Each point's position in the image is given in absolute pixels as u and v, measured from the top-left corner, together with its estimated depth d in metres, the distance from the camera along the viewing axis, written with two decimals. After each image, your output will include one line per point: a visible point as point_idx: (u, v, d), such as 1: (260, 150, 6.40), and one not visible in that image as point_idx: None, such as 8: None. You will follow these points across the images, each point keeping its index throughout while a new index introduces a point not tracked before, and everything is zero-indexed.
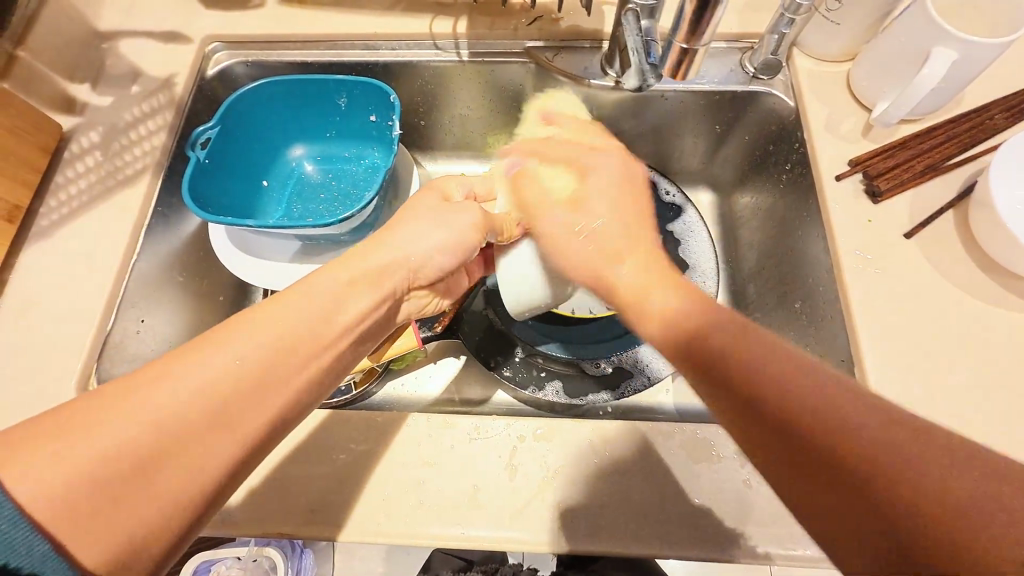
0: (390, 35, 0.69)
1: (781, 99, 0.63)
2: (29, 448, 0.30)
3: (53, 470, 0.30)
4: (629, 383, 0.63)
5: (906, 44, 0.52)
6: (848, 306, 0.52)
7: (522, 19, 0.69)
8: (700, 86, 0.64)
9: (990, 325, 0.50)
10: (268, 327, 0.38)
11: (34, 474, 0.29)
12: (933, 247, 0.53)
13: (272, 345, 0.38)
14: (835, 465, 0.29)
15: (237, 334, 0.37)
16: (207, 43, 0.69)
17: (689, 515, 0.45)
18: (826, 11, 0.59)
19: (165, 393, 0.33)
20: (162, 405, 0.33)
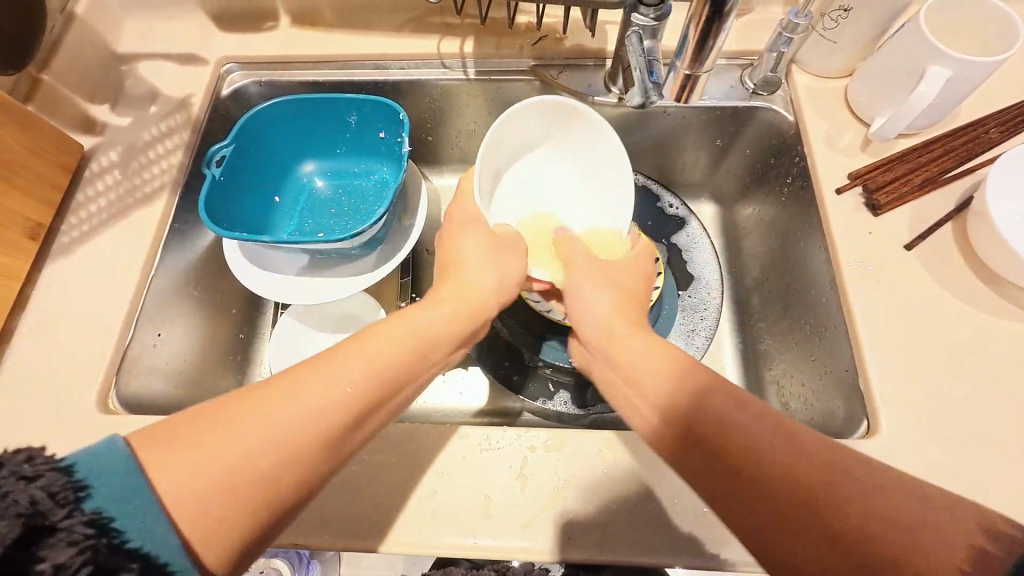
0: (399, 55, 0.71)
1: (781, 114, 0.65)
2: (167, 456, 0.32)
3: (185, 484, 0.31)
4: None
5: (903, 63, 0.53)
6: (851, 317, 0.53)
7: (527, 39, 0.71)
8: (703, 103, 0.66)
9: (991, 335, 0.51)
10: (386, 350, 0.42)
11: (168, 491, 0.30)
12: (933, 258, 0.54)
13: (382, 365, 0.41)
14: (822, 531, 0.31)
15: (359, 351, 0.40)
16: (222, 64, 0.72)
17: (699, 522, 0.46)
18: (823, 30, 0.60)
19: (260, 424, 0.34)
20: (256, 439, 0.34)
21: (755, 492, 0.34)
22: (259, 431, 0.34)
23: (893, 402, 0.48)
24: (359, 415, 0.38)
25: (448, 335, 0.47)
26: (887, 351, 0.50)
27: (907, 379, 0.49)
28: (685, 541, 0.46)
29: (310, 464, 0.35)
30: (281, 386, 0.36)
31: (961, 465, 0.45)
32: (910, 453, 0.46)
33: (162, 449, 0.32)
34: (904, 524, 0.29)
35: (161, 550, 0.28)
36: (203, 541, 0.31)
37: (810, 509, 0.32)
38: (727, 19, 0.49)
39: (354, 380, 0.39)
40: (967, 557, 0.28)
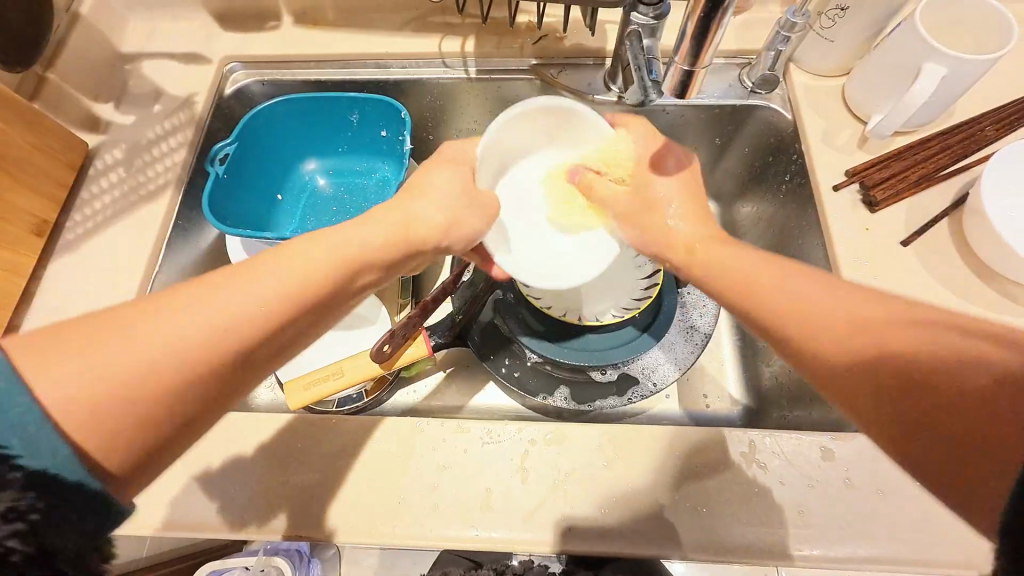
0: (401, 54, 0.72)
1: (779, 112, 0.65)
2: (41, 372, 0.30)
3: (61, 394, 0.30)
4: (636, 390, 0.65)
5: (899, 62, 0.54)
6: None
7: (528, 38, 0.71)
8: (701, 101, 0.67)
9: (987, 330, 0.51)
10: (302, 262, 0.41)
11: (45, 398, 0.30)
12: (930, 254, 0.55)
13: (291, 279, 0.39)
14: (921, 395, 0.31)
15: (271, 261, 0.40)
16: (225, 64, 0.72)
17: (699, 515, 0.47)
18: (820, 29, 0.61)
19: (166, 344, 0.33)
20: (171, 341, 0.33)
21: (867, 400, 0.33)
22: (157, 350, 0.33)
23: None
24: (286, 325, 0.39)
25: (382, 251, 0.46)
26: None
27: None
28: (685, 533, 0.46)
29: (227, 363, 0.36)
30: (176, 309, 0.35)
31: None
32: None
33: (37, 365, 0.30)
34: (955, 371, 0.30)
35: (48, 460, 0.28)
36: (111, 456, 0.32)
37: (922, 406, 0.30)
38: (726, 14, 0.49)
39: (277, 291, 0.38)
40: (989, 378, 0.29)
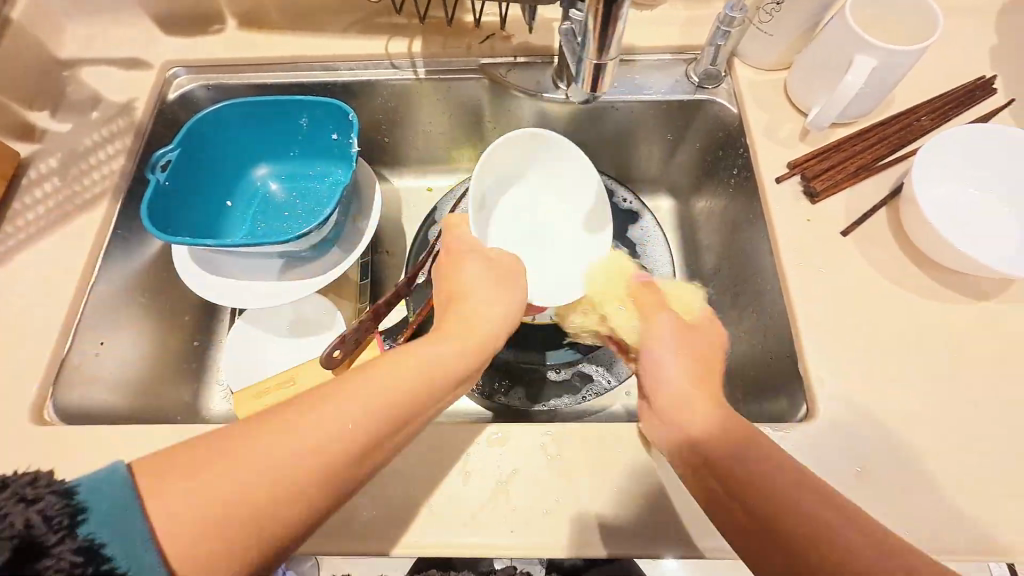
0: (348, 56, 0.71)
1: (725, 107, 0.66)
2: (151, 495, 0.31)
3: (172, 526, 0.31)
4: (590, 387, 0.65)
5: (833, 54, 0.55)
6: (790, 303, 0.53)
7: (475, 37, 0.71)
8: (649, 98, 0.67)
9: (924, 316, 0.52)
10: (390, 381, 0.40)
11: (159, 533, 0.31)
12: (869, 243, 0.55)
13: (376, 405, 0.38)
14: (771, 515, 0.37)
15: (348, 395, 0.38)
16: (168, 68, 0.71)
17: (642, 511, 0.47)
18: (759, 24, 0.61)
19: (245, 473, 0.33)
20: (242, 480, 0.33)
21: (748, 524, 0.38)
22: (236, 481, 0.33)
23: (829, 385, 0.49)
24: (355, 456, 0.37)
25: (454, 363, 0.43)
26: (823, 334, 0.52)
27: (840, 360, 0.50)
28: (627, 528, 0.46)
29: (333, 484, 0.36)
30: (239, 437, 0.34)
31: (892, 443, 0.47)
32: (844, 435, 0.47)
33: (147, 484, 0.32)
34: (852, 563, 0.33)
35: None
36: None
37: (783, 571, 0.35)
38: (623, 5, 0.49)
39: (363, 416, 0.37)
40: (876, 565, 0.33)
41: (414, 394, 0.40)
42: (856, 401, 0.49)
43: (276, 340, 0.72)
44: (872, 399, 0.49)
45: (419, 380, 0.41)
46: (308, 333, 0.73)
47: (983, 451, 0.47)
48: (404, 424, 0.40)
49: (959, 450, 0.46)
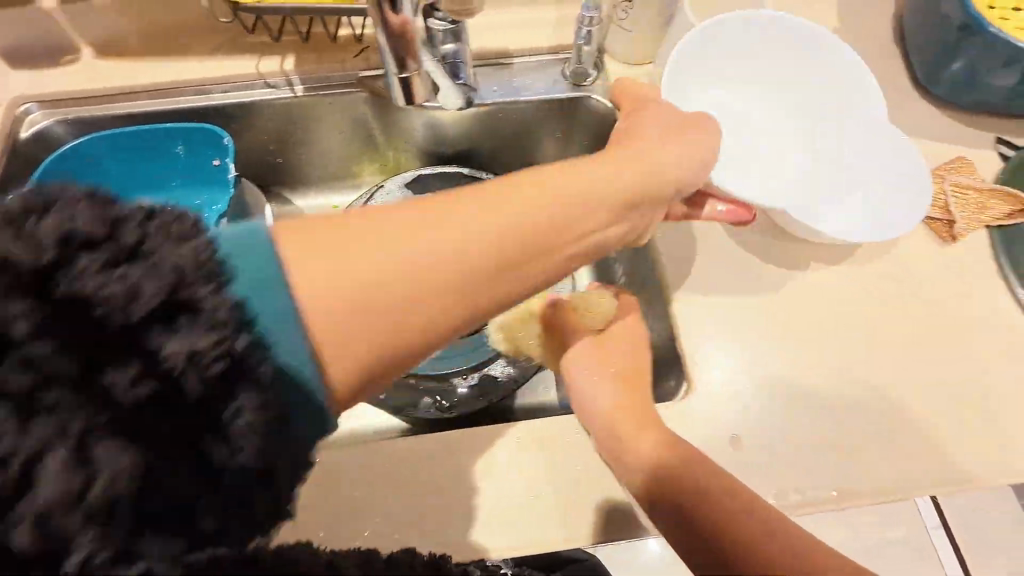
0: (219, 79, 0.69)
1: (601, 103, 0.68)
2: None
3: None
4: (498, 389, 0.66)
5: (678, 48, 0.58)
6: (666, 289, 0.56)
7: (350, 51, 0.70)
8: (528, 100, 0.69)
9: (786, 288, 0.55)
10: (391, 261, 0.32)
11: None
12: (731, 223, 0.58)
13: (368, 286, 0.32)
14: (725, 541, 0.38)
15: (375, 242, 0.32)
16: (18, 105, 0.66)
17: (529, 507, 0.49)
18: (619, 21, 0.64)
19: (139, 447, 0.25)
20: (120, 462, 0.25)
21: (693, 546, 0.39)
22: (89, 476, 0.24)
23: (701, 364, 0.52)
24: (364, 361, 0.33)
25: (479, 288, 0.35)
26: (695, 317, 0.54)
27: (712, 339, 0.53)
28: (518, 530, 0.48)
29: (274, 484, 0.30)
30: (322, 335, 0.31)
31: (758, 412, 0.50)
32: (713, 408, 0.50)
33: None
34: None
35: None
36: None
37: None
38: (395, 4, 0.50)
39: (347, 301, 0.31)
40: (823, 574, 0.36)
41: (428, 315, 0.33)
42: (725, 376, 0.51)
43: None
44: (736, 370, 0.52)
45: (441, 293, 0.33)
46: None
47: (837, 408, 0.50)
48: (513, 297, 0.37)
49: (816, 410, 0.50)
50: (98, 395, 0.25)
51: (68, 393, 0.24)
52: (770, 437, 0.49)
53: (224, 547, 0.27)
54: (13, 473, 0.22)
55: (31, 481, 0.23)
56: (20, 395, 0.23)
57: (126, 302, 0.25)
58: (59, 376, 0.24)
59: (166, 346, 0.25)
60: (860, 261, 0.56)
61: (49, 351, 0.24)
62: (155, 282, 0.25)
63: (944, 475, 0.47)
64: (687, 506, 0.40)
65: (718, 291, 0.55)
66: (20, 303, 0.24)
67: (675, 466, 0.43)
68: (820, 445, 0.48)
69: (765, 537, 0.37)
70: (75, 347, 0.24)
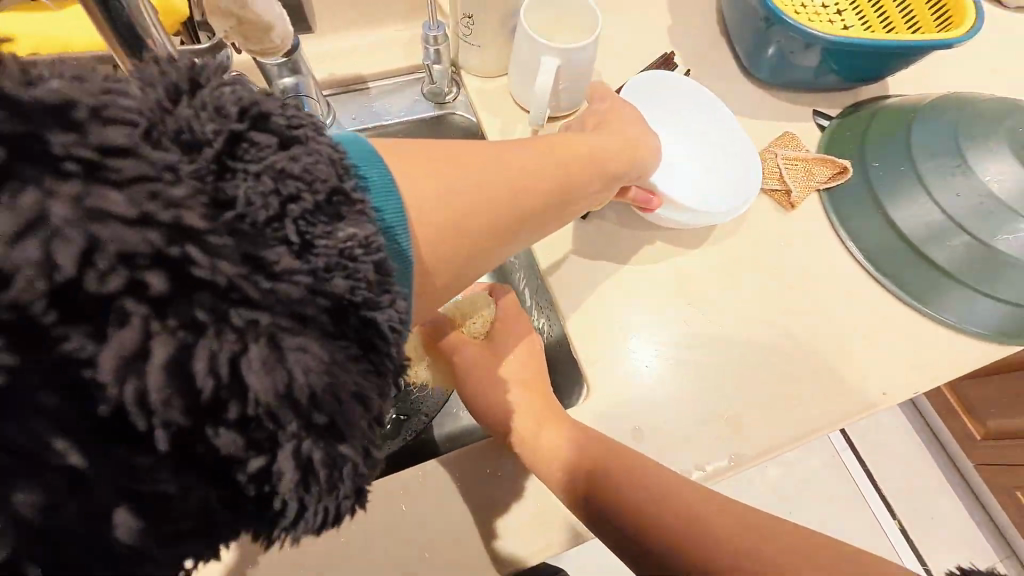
0: None
1: (465, 118, 0.68)
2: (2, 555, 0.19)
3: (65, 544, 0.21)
4: (409, 426, 0.64)
5: (524, 60, 0.59)
6: (553, 296, 0.57)
7: None
8: (391, 124, 0.67)
9: (660, 276, 0.58)
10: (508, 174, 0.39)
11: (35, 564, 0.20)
12: (603, 221, 0.60)
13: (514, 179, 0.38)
14: (654, 533, 0.40)
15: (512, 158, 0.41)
16: None
17: (449, 548, 0.47)
18: (464, 37, 0.63)
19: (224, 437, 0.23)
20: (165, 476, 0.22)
21: (623, 542, 0.41)
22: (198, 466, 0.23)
23: (595, 363, 0.53)
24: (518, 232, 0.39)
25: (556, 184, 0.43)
26: (583, 319, 0.55)
27: (602, 337, 0.55)
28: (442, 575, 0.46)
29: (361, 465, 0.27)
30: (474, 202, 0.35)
31: (652, 399, 0.52)
32: (612, 404, 0.52)
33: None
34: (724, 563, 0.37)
35: None
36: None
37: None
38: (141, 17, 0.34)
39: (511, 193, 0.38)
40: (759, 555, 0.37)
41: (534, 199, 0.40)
42: (618, 370, 0.53)
43: None
44: (622, 365, 0.53)
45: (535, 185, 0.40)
46: None
47: (721, 379, 0.53)
48: (514, 235, 0.38)
49: (703, 386, 0.53)
50: (268, 287, 0.22)
51: (250, 253, 0.22)
52: (666, 421, 0.51)
53: (354, 445, 0.25)
54: (208, 388, 0.20)
55: (217, 367, 0.20)
56: (238, 256, 0.22)
57: (282, 179, 0.24)
58: (242, 239, 0.22)
59: (333, 233, 0.25)
60: (717, 239, 0.60)
61: (227, 240, 0.21)
62: (318, 160, 0.26)
63: (813, 426, 0.52)
64: (618, 507, 0.42)
65: (602, 290, 0.57)
66: (232, 256, 0.21)
67: (612, 467, 0.44)
68: (711, 417, 0.52)
69: (691, 526, 0.39)
70: (251, 217, 0.23)
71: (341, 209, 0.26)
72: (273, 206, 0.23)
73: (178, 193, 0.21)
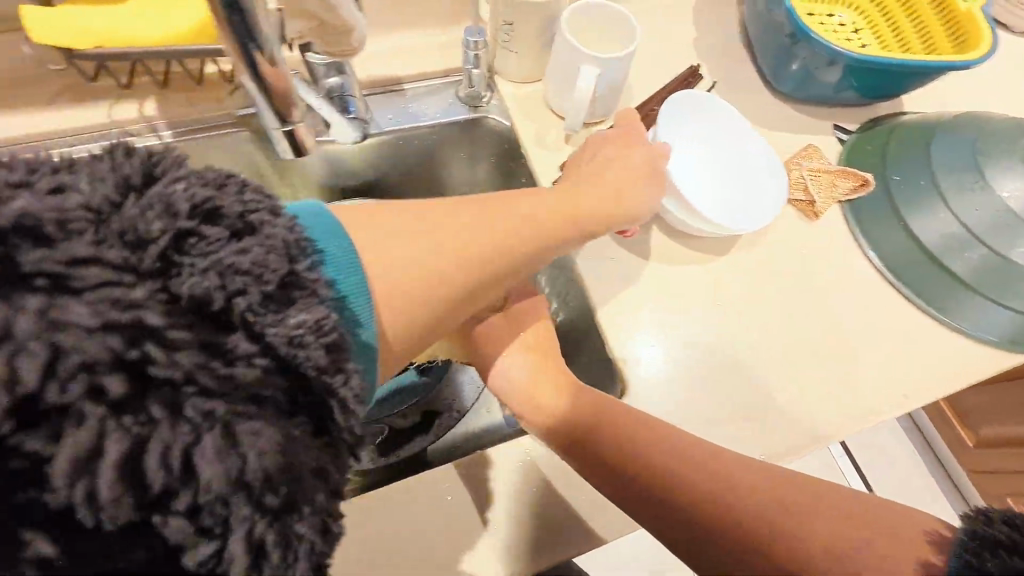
0: (63, 133, 0.60)
1: (498, 122, 0.68)
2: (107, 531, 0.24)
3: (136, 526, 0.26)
4: (440, 423, 0.66)
5: (564, 67, 0.61)
6: (586, 297, 0.58)
7: (222, 90, 0.65)
8: (426, 125, 0.68)
9: (689, 280, 0.60)
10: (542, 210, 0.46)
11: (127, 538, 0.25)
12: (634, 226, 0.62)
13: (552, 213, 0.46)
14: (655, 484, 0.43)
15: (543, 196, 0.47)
16: None
17: (489, 539, 0.49)
18: (503, 43, 0.65)
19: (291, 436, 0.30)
20: None
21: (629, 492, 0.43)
22: None
23: (628, 363, 0.55)
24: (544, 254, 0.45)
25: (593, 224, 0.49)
26: (616, 320, 0.57)
27: (634, 338, 0.57)
28: (482, 562, 0.48)
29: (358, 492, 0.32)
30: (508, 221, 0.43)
31: (682, 399, 0.54)
32: (645, 403, 0.53)
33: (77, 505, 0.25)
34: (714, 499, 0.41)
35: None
36: None
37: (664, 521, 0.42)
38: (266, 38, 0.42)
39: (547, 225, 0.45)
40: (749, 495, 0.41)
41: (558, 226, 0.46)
42: (650, 370, 0.55)
43: None
44: (654, 365, 0.55)
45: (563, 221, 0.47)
46: None
47: (746, 381, 0.56)
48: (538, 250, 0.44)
49: (730, 387, 0.55)
50: (224, 373, 0.26)
51: (211, 340, 0.26)
52: (695, 420, 0.53)
53: (308, 521, 0.27)
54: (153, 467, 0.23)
55: (169, 460, 0.24)
56: (245, 338, 0.27)
57: (228, 274, 0.27)
58: (200, 327, 0.26)
59: (285, 320, 0.28)
60: (743, 247, 0.62)
61: (184, 333, 0.25)
62: (276, 246, 0.29)
63: (836, 425, 0.54)
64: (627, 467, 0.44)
65: (635, 294, 0.59)
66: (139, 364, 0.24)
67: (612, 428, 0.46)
68: (737, 418, 0.54)
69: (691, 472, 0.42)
70: (208, 308, 0.26)
71: (234, 311, 0.27)
72: (221, 298, 0.27)
73: (137, 297, 0.25)
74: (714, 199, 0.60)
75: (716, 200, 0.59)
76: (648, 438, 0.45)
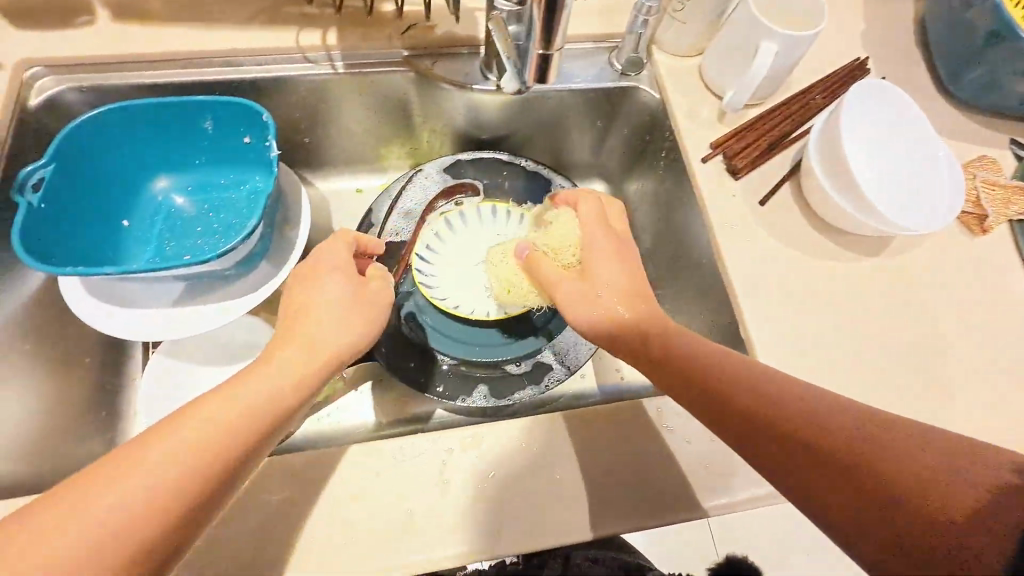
0: (254, 51, 0.65)
1: (647, 93, 0.69)
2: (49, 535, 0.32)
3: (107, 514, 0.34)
4: (551, 375, 0.67)
5: (739, 41, 0.59)
6: (726, 274, 0.58)
7: (393, 28, 0.68)
8: (577, 86, 0.69)
9: (837, 274, 0.58)
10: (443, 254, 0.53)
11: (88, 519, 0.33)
12: (785, 211, 0.60)
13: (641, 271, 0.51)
14: (713, 397, 0.43)
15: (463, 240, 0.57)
16: (25, 68, 0.60)
17: (617, 494, 0.48)
18: (672, 12, 0.65)
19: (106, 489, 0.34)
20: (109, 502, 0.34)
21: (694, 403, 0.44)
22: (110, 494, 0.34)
23: (766, 346, 0.54)
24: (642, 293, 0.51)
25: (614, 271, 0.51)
26: (758, 304, 0.56)
27: (774, 322, 0.55)
28: (608, 511, 0.47)
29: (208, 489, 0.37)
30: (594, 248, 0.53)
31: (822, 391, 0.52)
32: None
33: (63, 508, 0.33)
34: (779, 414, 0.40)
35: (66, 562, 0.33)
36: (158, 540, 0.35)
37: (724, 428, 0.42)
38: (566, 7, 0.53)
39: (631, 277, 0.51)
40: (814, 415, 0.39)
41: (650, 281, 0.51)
42: (789, 357, 0.54)
43: (203, 371, 0.66)
44: (794, 353, 0.54)
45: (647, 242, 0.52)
46: (239, 358, 0.67)
47: (893, 385, 0.53)
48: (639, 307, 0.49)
49: (876, 388, 0.53)
50: None
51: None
52: None
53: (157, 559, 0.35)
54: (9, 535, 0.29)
55: None
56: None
57: None
58: None
59: None
60: (898, 250, 0.59)
61: None
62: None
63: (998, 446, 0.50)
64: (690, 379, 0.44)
65: (779, 279, 0.57)
66: None
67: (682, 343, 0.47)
68: None
69: (754, 388, 0.42)
70: None
71: None
72: None
73: None
74: (886, 195, 0.55)
75: (890, 197, 0.55)
76: (771, 398, 0.41)
